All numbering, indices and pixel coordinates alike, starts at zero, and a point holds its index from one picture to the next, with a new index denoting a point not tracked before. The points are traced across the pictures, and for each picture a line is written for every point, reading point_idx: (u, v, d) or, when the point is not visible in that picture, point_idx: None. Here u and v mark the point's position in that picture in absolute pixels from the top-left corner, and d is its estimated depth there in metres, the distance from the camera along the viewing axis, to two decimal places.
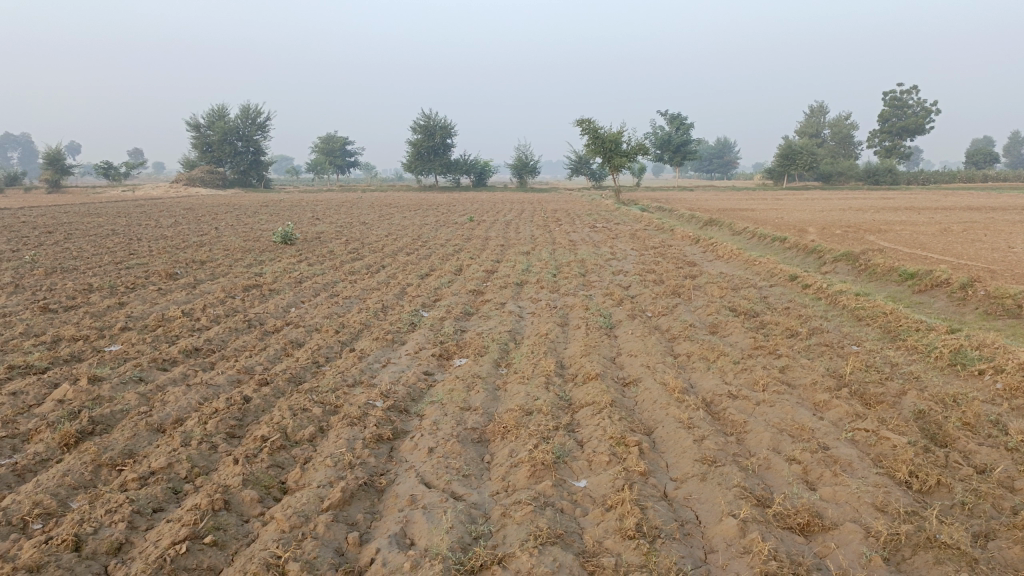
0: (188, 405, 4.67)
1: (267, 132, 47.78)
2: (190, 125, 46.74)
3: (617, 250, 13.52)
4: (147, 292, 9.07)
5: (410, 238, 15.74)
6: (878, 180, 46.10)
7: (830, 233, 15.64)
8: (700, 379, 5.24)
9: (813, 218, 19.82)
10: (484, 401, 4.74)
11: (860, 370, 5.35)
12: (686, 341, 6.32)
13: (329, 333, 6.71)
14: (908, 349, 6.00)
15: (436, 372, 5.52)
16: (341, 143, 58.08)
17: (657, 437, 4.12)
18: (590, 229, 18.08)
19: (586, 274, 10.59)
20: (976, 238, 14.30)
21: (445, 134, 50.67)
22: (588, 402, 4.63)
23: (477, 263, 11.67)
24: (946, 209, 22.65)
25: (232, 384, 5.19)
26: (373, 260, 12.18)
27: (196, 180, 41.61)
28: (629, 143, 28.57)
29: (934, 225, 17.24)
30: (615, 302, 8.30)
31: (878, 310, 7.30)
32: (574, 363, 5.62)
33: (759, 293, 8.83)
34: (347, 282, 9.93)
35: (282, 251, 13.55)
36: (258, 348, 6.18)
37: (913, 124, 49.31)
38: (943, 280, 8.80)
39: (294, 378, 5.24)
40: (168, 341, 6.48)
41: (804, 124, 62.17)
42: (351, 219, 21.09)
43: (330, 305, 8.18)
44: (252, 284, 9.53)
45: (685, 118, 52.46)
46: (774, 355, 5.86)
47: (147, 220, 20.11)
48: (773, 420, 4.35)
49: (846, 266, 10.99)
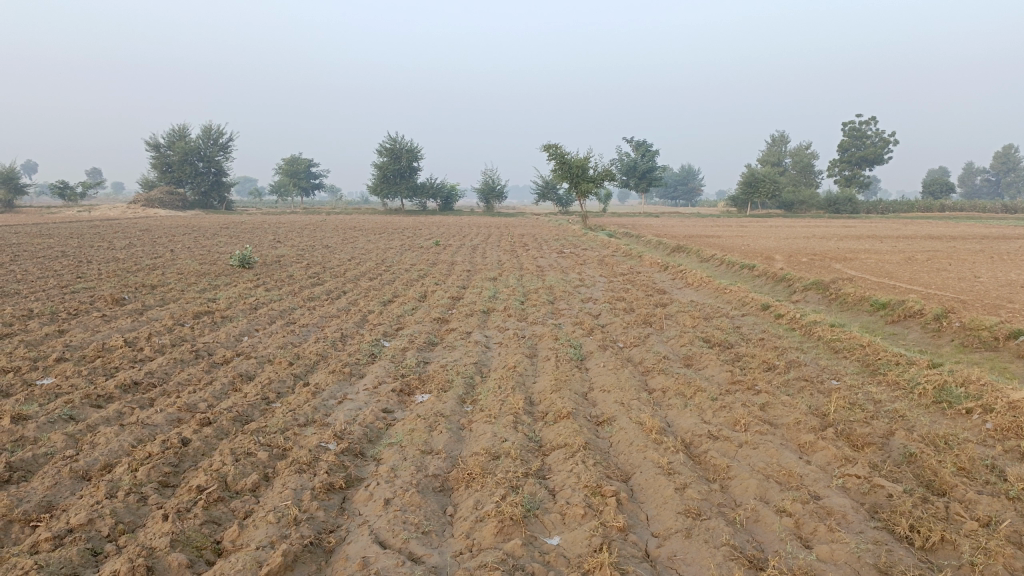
0: (120, 449, 4.23)
1: (231, 153, 47.02)
2: (151, 145, 45.81)
3: (585, 277, 13.24)
4: (90, 318, 8.53)
5: (373, 263, 15.33)
6: (839, 208, 46.83)
7: (797, 261, 15.60)
8: (678, 417, 4.93)
9: (779, 246, 19.82)
10: (447, 443, 4.37)
11: (844, 408, 5.10)
12: (661, 375, 6.02)
13: (282, 365, 6.29)
14: (890, 385, 5.77)
15: (396, 409, 5.13)
16: (306, 164, 57.44)
17: (635, 485, 3.80)
18: (557, 255, 17.84)
19: (554, 302, 10.27)
20: (941, 268, 14.35)
21: (411, 158, 50.36)
22: (560, 445, 4.29)
23: (441, 289, 11.31)
24: (907, 237, 22.93)
25: (172, 424, 4.75)
26: (334, 285, 11.76)
27: (155, 201, 40.54)
28: (596, 168, 28.55)
29: (899, 254, 17.32)
30: (585, 331, 7.99)
31: (855, 343, 7.09)
32: (544, 400, 5.27)
33: (732, 323, 8.60)
34: (305, 309, 9.49)
35: (239, 275, 13.03)
36: (204, 382, 5.73)
37: (872, 154, 50.34)
38: (916, 311, 8.67)
39: (241, 417, 4.82)
40: (106, 374, 6.00)
41: (766, 152, 63.17)
42: (313, 242, 20.58)
43: (285, 334, 7.75)
44: (203, 310, 9.06)
45: (650, 145, 52.87)
46: (753, 391, 5.59)
47: (100, 241, 19.40)
48: (758, 464, 4.05)
49: (816, 295, 10.84)
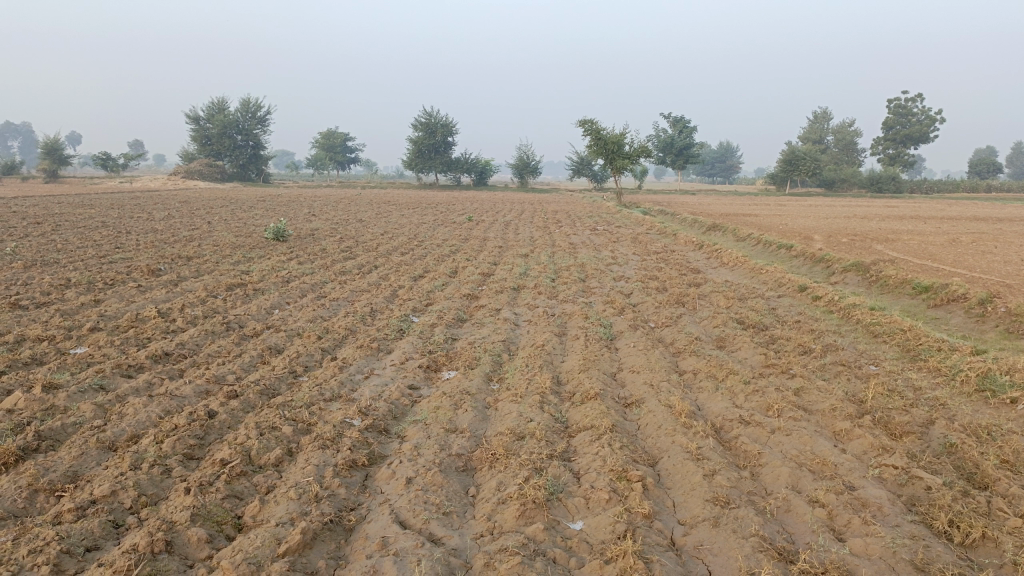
0: (147, 420, 4.24)
1: (268, 126, 47.34)
2: (190, 118, 46.28)
3: (618, 254, 13.07)
4: (126, 289, 8.62)
5: (406, 237, 15.32)
6: (881, 187, 45.67)
7: (836, 241, 15.24)
8: (708, 401, 4.81)
9: (818, 225, 19.37)
10: (472, 422, 4.31)
11: (882, 395, 4.94)
12: (693, 356, 5.89)
13: (311, 339, 6.28)
14: (930, 371, 5.58)
15: (422, 386, 5.09)
16: (343, 138, 57.63)
17: (663, 470, 3.71)
18: (590, 232, 17.67)
19: (586, 280, 10.14)
20: (987, 250, 13.90)
21: (447, 133, 50.24)
22: (586, 426, 4.21)
23: (473, 265, 11.25)
24: (952, 218, 22.29)
25: (199, 396, 4.76)
26: (365, 259, 11.77)
27: (194, 173, 41.06)
28: (632, 144, 28.17)
29: (943, 236, 16.83)
30: (616, 310, 7.87)
31: (895, 327, 6.87)
32: (571, 380, 5.19)
33: (767, 305, 8.41)
34: (336, 283, 9.50)
35: (273, 248, 13.11)
36: (232, 355, 5.75)
37: (917, 133, 48.93)
38: (960, 295, 8.39)
39: (268, 391, 4.81)
40: (138, 344, 6.05)
41: (807, 130, 61.84)
42: (347, 216, 20.65)
43: (316, 308, 7.75)
44: (236, 283, 9.12)
45: (688, 122, 52.03)
46: (788, 375, 5.44)
47: (140, 213, 19.69)
48: (791, 452, 3.93)
49: (856, 277, 10.57)
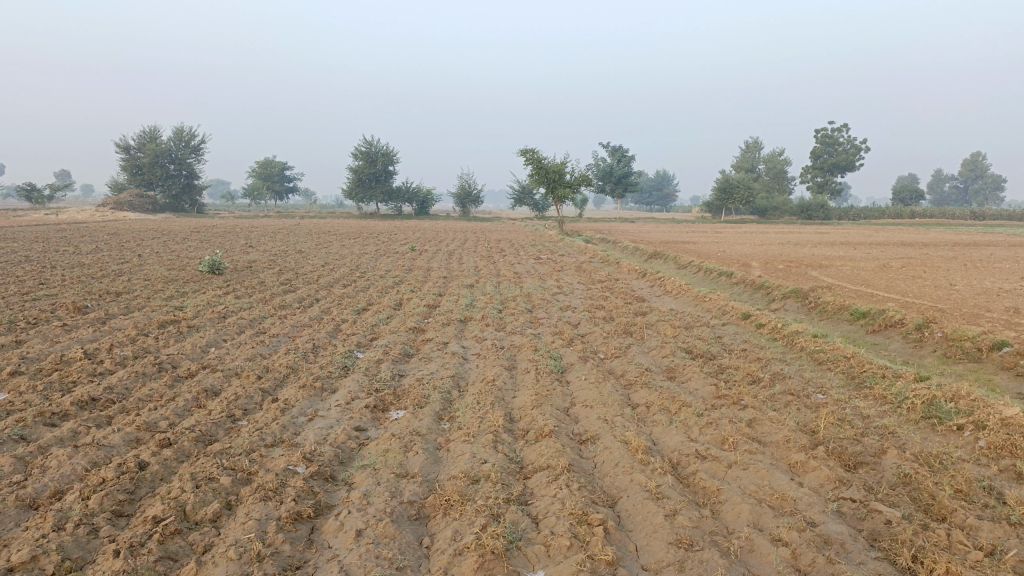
0: (72, 474, 3.95)
1: (203, 155, 46.32)
2: (121, 147, 44.98)
3: (564, 284, 13.07)
4: (50, 328, 8.17)
5: (348, 269, 15.05)
6: (811, 215, 47.12)
7: (774, 268, 15.57)
8: (664, 436, 4.74)
9: (755, 252, 19.79)
10: (423, 465, 4.14)
11: (833, 424, 4.95)
12: (644, 389, 5.83)
13: (250, 379, 6.00)
14: (877, 399, 5.64)
15: (369, 427, 4.88)
16: (280, 167, 56.75)
17: (623, 511, 3.60)
18: (534, 260, 17.68)
19: (533, 310, 10.06)
20: (917, 275, 14.37)
21: (387, 162, 49.99)
22: (542, 466, 4.08)
23: (417, 297, 11.06)
24: (880, 244, 23.07)
25: (129, 445, 4.47)
26: (306, 292, 11.46)
27: (125, 204, 39.84)
28: (573, 173, 28.46)
29: (874, 261, 17.37)
30: (565, 342, 7.80)
31: (838, 354, 6.97)
32: (524, 417, 5.06)
33: (714, 333, 8.47)
34: (275, 318, 9.19)
35: (208, 281, 12.68)
36: (166, 399, 5.43)
37: (844, 162, 50.83)
38: (897, 321, 8.60)
39: (204, 438, 4.55)
40: (63, 389, 5.69)
41: (740, 159, 63.68)
42: (286, 247, 20.21)
43: (255, 345, 7.46)
44: (169, 319, 8.74)
45: (626, 151, 52.97)
46: (740, 406, 5.41)
47: (66, 246, 18.88)
48: (750, 487, 3.88)
49: (796, 304, 10.76)
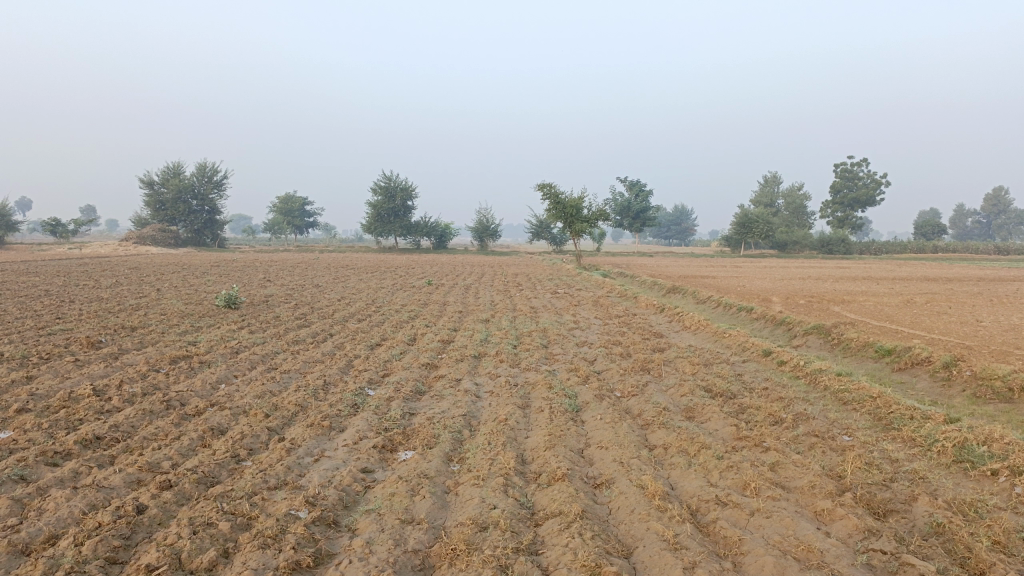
0: (68, 517, 3.82)
1: (225, 191, 46.89)
2: (145, 183, 45.68)
3: (581, 319, 12.92)
4: (62, 364, 8.11)
5: (364, 303, 14.99)
6: (832, 249, 46.72)
7: (795, 303, 15.32)
8: (682, 480, 4.54)
9: (775, 286, 19.53)
10: (430, 510, 3.97)
11: (860, 469, 4.73)
12: (662, 430, 5.63)
13: (258, 417, 5.88)
14: (905, 442, 5.41)
15: (376, 469, 4.73)
16: (300, 203, 57.33)
17: (638, 562, 3.42)
18: (551, 295, 17.55)
19: (548, 346, 9.90)
20: (942, 311, 14.07)
21: (406, 197, 50.33)
22: (553, 513, 3.90)
23: (432, 332, 10.96)
24: (903, 279, 22.74)
25: (130, 486, 4.34)
26: (321, 327, 11.39)
27: (147, 239, 40.32)
28: (590, 208, 28.44)
29: (898, 296, 17.06)
30: (581, 379, 7.62)
31: (864, 394, 6.73)
32: (536, 459, 4.89)
33: (734, 371, 8.26)
34: (288, 354, 9.10)
35: (224, 316, 12.66)
36: (171, 438, 5.32)
37: (864, 196, 50.53)
38: (923, 358, 8.35)
39: (206, 479, 4.41)
40: (68, 426, 5.59)
41: (759, 193, 63.53)
42: (304, 281, 20.24)
43: (265, 381, 7.35)
44: (182, 355, 8.67)
45: (644, 186, 53.00)
46: (762, 449, 5.20)
47: (87, 280, 19.02)
48: (773, 537, 3.68)
49: (818, 340, 10.52)
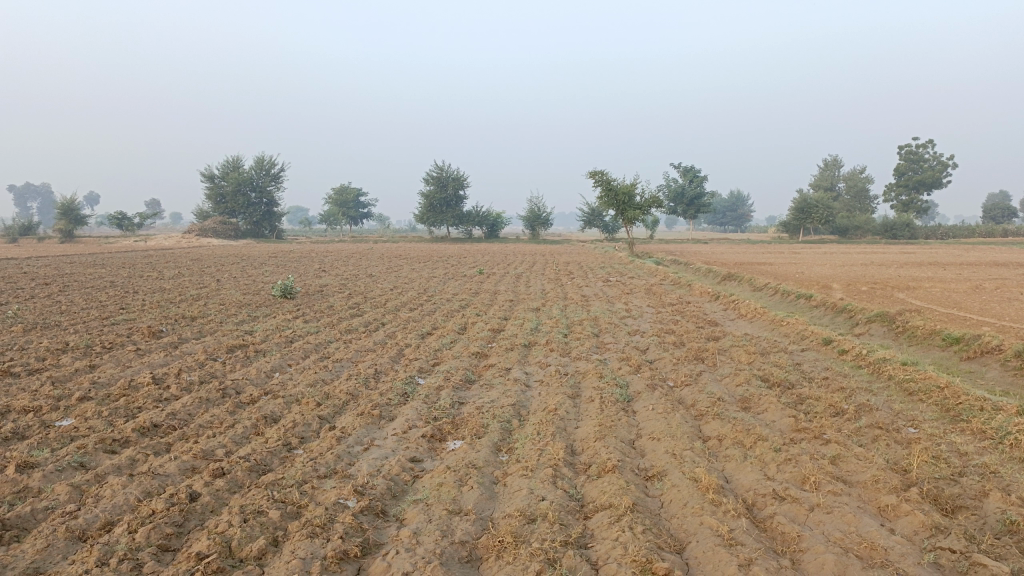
0: (124, 505, 3.89)
1: (281, 183, 47.77)
2: (206, 177, 46.85)
3: (633, 307, 12.74)
4: (124, 353, 8.33)
5: (416, 292, 15.07)
6: (895, 234, 45.25)
7: (856, 290, 14.85)
8: (738, 473, 4.40)
9: (835, 273, 18.97)
10: (478, 502, 3.93)
11: (927, 463, 4.51)
12: (716, 421, 5.48)
13: (309, 406, 5.92)
14: (976, 434, 5.15)
15: (425, 459, 4.71)
16: (355, 194, 58.06)
17: (691, 558, 3.31)
18: (603, 283, 17.38)
19: (600, 335, 9.78)
20: (1014, 297, 13.46)
21: (458, 186, 50.51)
22: (603, 506, 3.81)
23: (483, 321, 10.93)
24: (971, 264, 21.87)
25: (184, 474, 4.41)
26: (373, 317, 11.47)
27: (208, 231, 41.34)
28: (643, 195, 28.08)
29: (966, 282, 16.39)
30: (633, 368, 7.49)
31: (931, 384, 6.45)
32: (586, 450, 4.80)
33: (792, 360, 8.02)
34: (340, 343, 9.18)
35: (280, 306, 12.87)
36: (225, 426, 5.39)
37: (929, 178, 48.78)
38: (994, 347, 7.98)
39: (258, 467, 4.45)
40: (128, 414, 5.73)
41: (818, 178, 61.91)
42: (357, 271, 20.46)
43: (318, 370, 7.42)
44: (238, 344, 8.82)
45: (698, 172, 52.12)
46: (822, 441, 5.02)
47: (150, 272, 19.56)
48: (834, 534, 3.52)
49: (881, 328, 10.16)
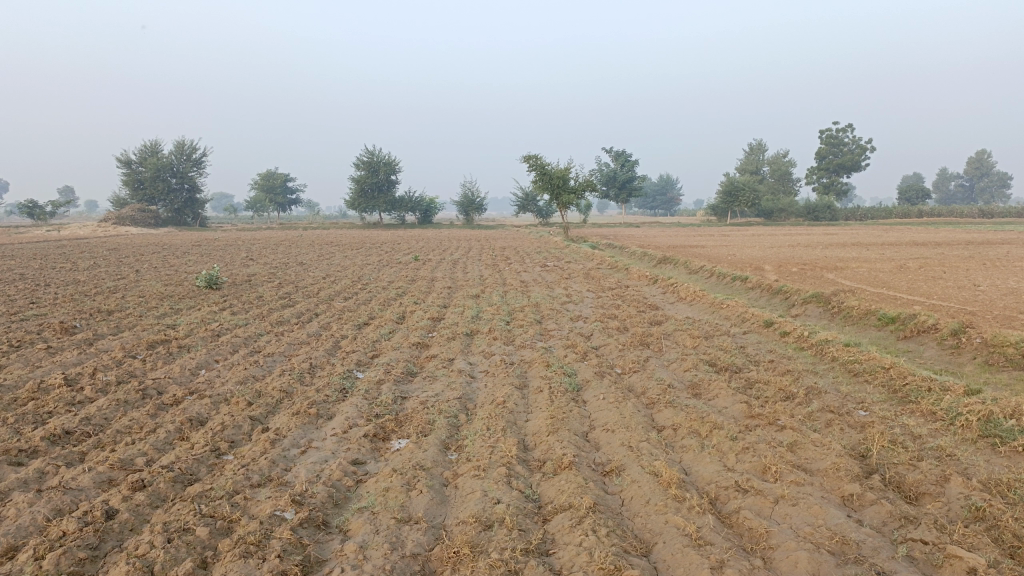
0: (31, 526, 3.47)
1: (204, 169, 46.01)
2: (123, 163, 44.79)
3: (573, 292, 12.58)
4: (33, 352, 7.70)
5: (349, 281, 14.58)
6: (818, 216, 46.54)
7: (789, 271, 15.07)
8: (697, 465, 4.24)
9: (767, 254, 19.23)
10: (428, 507, 3.65)
11: (884, 448, 4.44)
12: (669, 409, 5.32)
13: (240, 406, 5.52)
14: (925, 416, 5.13)
15: (368, 461, 4.40)
16: (282, 180, 56.40)
17: (659, 562, 3.12)
18: (541, 268, 17.21)
19: (542, 322, 9.57)
20: (937, 276, 13.85)
21: (389, 171, 49.61)
22: (563, 506, 3.59)
23: (421, 309, 10.59)
24: (892, 244, 22.55)
25: (100, 487, 3.99)
26: (305, 307, 11.00)
27: (127, 219, 39.49)
28: (577, 179, 28.00)
29: (891, 262, 16.83)
30: (579, 356, 7.30)
31: (876, 364, 6.45)
32: (539, 445, 4.57)
33: (736, 343, 7.97)
34: (272, 335, 8.72)
35: (205, 297, 12.23)
36: (146, 431, 4.96)
37: (850, 162, 50.33)
38: (930, 326, 8.10)
39: (184, 478, 4.07)
40: (36, 420, 5.23)
41: (744, 162, 63.32)
42: (287, 259, 19.75)
43: (248, 366, 6.99)
44: (160, 339, 8.27)
45: (630, 156, 52.50)
46: (777, 428, 4.91)
47: (64, 263, 18.46)
48: (804, 528, 3.39)
49: (818, 309, 10.26)
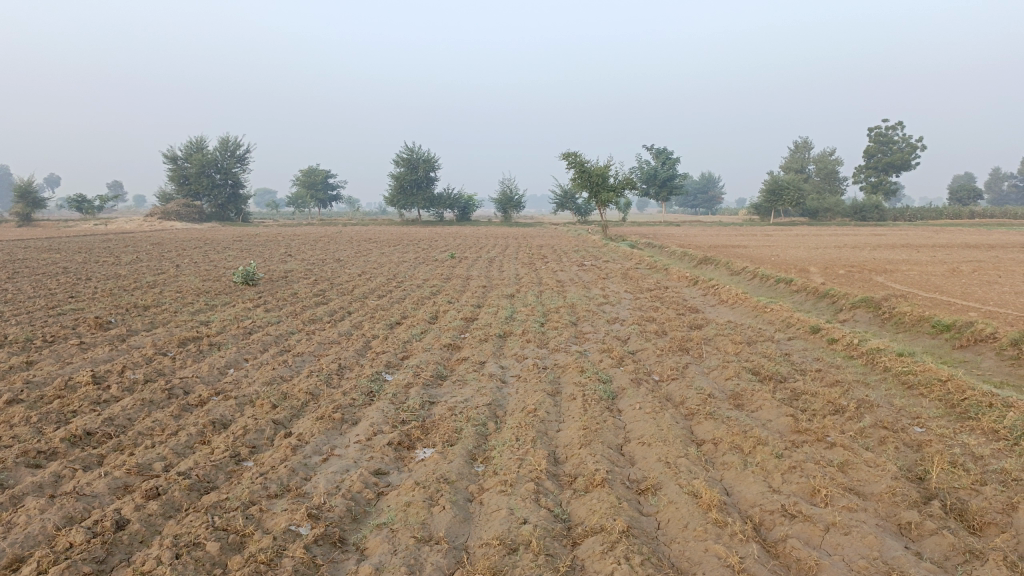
0: (40, 534, 3.34)
1: (247, 165, 46.56)
2: (169, 159, 45.56)
3: (611, 293, 12.30)
4: (66, 347, 7.68)
5: (385, 278, 14.47)
6: (865, 216, 45.34)
7: (835, 273, 14.56)
8: (740, 485, 3.97)
9: (812, 256, 18.67)
10: (451, 526, 3.44)
11: (944, 471, 4.11)
12: (709, 421, 5.04)
13: (264, 408, 5.38)
14: (988, 435, 4.76)
15: (391, 471, 4.21)
16: (324, 175, 56.77)
17: None
18: (578, 267, 16.93)
19: (577, 324, 9.32)
20: (993, 280, 13.25)
21: (429, 168, 49.65)
22: (594, 529, 3.35)
23: (454, 309, 10.40)
24: (943, 246, 21.73)
25: (115, 493, 3.86)
26: (339, 305, 10.89)
27: (171, 214, 40.13)
28: (616, 177, 27.60)
29: (943, 265, 16.18)
30: (615, 361, 7.04)
31: (931, 376, 6.08)
32: (570, 459, 4.34)
33: (780, 350, 7.63)
34: (303, 334, 8.62)
35: (240, 293, 12.21)
36: (167, 433, 4.83)
37: (899, 160, 48.93)
38: (988, 335, 7.66)
39: (201, 486, 3.92)
40: (59, 420, 5.15)
41: (789, 160, 62.03)
42: (324, 255, 19.75)
43: (276, 366, 6.87)
44: (191, 336, 8.21)
45: (671, 153, 51.78)
46: (826, 445, 4.60)
47: (106, 257, 18.68)
48: (857, 561, 3.10)
49: (867, 314, 9.83)
